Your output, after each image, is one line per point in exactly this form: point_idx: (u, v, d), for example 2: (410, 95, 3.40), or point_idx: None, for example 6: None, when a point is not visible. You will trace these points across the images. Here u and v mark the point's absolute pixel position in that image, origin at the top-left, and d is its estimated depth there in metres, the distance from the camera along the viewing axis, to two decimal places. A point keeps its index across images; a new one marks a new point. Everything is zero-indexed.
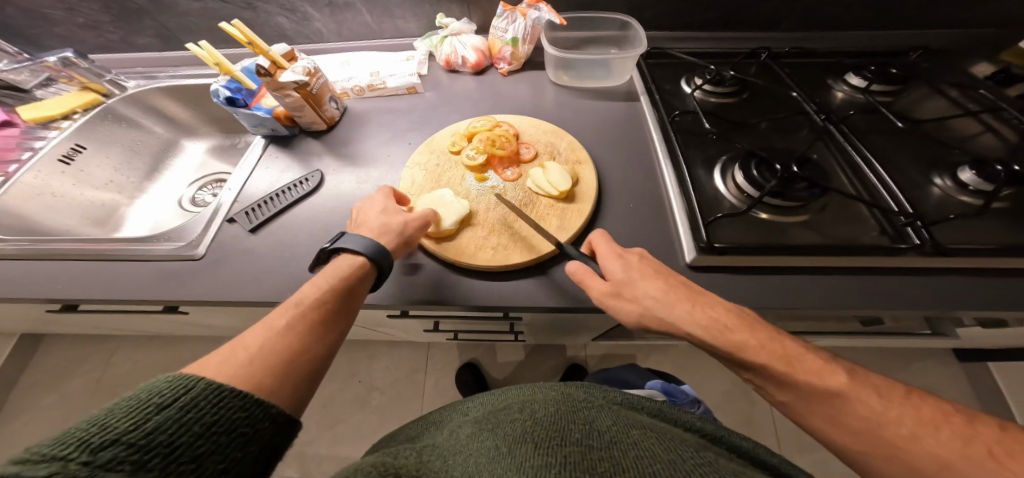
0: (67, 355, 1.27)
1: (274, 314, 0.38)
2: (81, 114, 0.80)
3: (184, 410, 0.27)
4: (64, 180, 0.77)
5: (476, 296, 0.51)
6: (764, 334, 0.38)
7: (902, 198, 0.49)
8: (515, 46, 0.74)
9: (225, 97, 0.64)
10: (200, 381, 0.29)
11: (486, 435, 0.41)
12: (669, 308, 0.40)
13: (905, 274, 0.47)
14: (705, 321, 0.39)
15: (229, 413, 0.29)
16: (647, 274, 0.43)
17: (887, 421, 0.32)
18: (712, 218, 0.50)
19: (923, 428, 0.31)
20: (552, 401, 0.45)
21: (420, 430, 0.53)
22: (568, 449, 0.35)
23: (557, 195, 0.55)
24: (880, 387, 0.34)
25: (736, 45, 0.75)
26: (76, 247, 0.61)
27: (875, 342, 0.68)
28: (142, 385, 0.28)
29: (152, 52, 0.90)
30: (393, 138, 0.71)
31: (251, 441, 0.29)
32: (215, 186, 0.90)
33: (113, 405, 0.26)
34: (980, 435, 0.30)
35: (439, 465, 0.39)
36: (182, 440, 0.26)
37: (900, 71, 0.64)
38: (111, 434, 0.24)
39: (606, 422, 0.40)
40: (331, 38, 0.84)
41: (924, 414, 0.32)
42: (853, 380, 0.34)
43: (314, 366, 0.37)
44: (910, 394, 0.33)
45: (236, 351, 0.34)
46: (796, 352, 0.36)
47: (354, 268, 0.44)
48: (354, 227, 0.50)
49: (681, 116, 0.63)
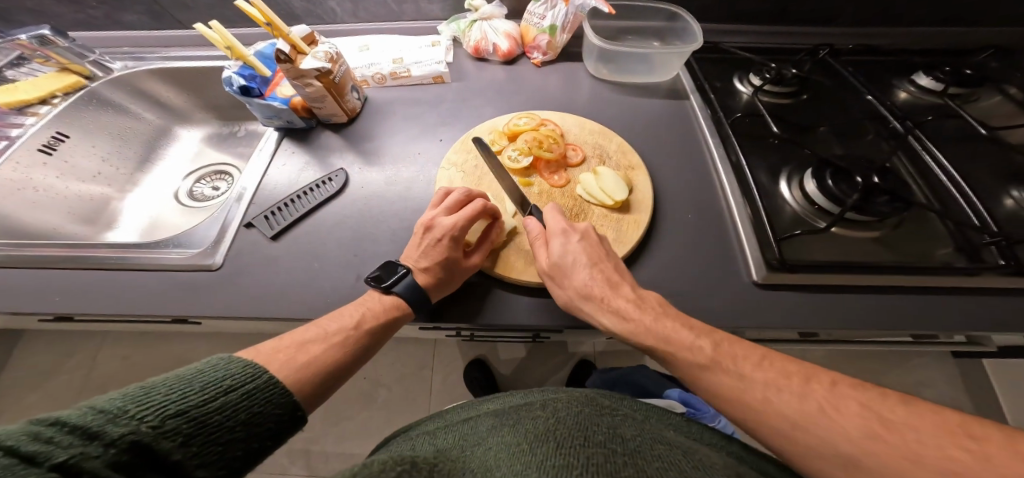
0: (40, 352, 1.18)
1: (332, 319, 0.42)
2: (61, 98, 0.71)
3: (240, 397, 0.31)
4: (47, 172, 0.69)
5: (534, 315, 0.48)
6: (655, 320, 0.39)
7: (985, 215, 0.49)
8: (553, 35, 0.68)
9: (238, 86, 0.59)
10: (264, 373, 0.34)
11: (506, 429, 0.36)
12: (582, 302, 0.43)
13: (990, 294, 0.46)
14: (609, 314, 0.41)
15: (269, 410, 0.32)
16: (565, 266, 0.44)
17: (747, 388, 0.34)
18: (789, 233, 0.48)
19: (771, 389, 0.34)
20: (574, 400, 0.40)
21: (425, 423, 0.45)
22: (590, 451, 0.30)
23: (612, 204, 0.53)
24: (744, 355, 0.36)
25: (787, 40, 0.72)
26: (68, 254, 0.54)
27: (901, 346, 0.63)
28: (222, 361, 0.33)
29: (142, 30, 0.81)
30: (422, 133, 0.65)
31: (271, 438, 0.32)
32: (214, 178, 0.83)
33: (193, 374, 0.30)
34: (815, 392, 0.33)
35: (450, 456, 0.34)
36: (229, 425, 0.29)
37: (974, 72, 0.65)
38: (182, 405, 0.28)
39: (628, 431, 0.35)
40: (346, 19, 0.76)
41: (770, 376, 0.34)
42: (717, 352, 0.37)
43: (339, 377, 0.40)
44: (764, 361, 0.36)
45: (297, 352, 0.37)
46: (677, 333, 0.38)
47: (393, 311, 0.44)
48: (413, 255, 0.47)
49: (742, 119, 0.61)
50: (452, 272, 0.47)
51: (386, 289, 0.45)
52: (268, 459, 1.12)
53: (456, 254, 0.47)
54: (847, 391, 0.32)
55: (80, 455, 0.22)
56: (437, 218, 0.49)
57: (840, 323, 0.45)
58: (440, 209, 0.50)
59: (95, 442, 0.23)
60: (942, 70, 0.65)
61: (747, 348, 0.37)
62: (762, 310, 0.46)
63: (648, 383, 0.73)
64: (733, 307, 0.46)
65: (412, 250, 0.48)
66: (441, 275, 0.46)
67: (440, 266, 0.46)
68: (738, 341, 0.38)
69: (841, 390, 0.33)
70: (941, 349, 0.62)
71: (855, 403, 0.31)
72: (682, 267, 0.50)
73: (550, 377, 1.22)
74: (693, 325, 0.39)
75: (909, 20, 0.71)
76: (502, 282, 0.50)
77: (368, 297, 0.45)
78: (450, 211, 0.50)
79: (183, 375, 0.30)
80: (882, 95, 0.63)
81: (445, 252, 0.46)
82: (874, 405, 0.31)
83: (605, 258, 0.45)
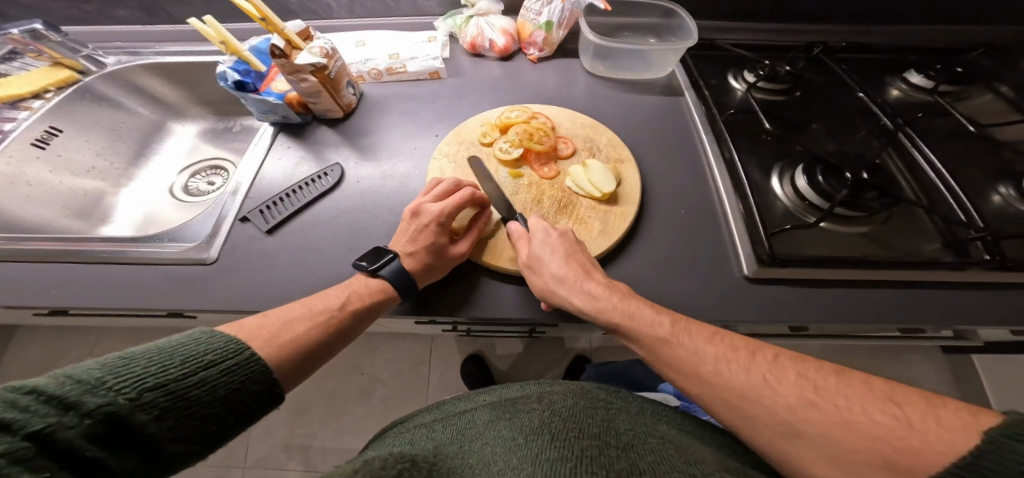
0: (35, 349, 1.18)
1: (318, 298, 0.42)
2: (54, 92, 0.71)
3: (220, 373, 0.31)
4: (40, 167, 0.69)
5: (528, 310, 0.49)
6: (619, 300, 0.41)
7: (972, 211, 0.50)
8: (549, 31, 0.68)
9: (233, 81, 0.59)
10: (247, 350, 0.34)
11: (503, 424, 0.36)
12: (555, 283, 0.43)
13: (977, 290, 0.47)
14: (581, 293, 0.42)
15: (249, 386, 0.33)
16: (541, 252, 0.45)
17: (700, 359, 0.35)
18: (779, 227, 0.49)
19: (721, 362, 0.35)
20: (569, 393, 0.40)
21: (421, 415, 0.45)
22: (585, 443, 0.31)
23: (600, 196, 0.54)
24: (698, 331, 0.38)
25: (781, 37, 0.72)
26: (62, 249, 0.54)
27: (892, 342, 0.63)
28: (205, 335, 0.33)
29: (136, 25, 0.80)
30: (417, 128, 0.65)
31: (249, 415, 0.33)
32: (209, 173, 0.82)
33: (174, 346, 0.31)
34: (759, 365, 0.34)
35: (449, 452, 0.34)
36: (207, 399, 0.30)
37: (965, 70, 0.66)
38: (162, 378, 0.28)
39: (623, 425, 0.36)
40: (342, 15, 0.76)
41: (721, 350, 0.35)
42: (675, 328, 0.38)
43: (322, 357, 0.40)
44: (716, 336, 0.37)
45: (281, 329, 0.38)
46: (638, 310, 0.39)
47: (378, 294, 0.45)
48: (401, 240, 0.48)
49: (736, 115, 0.62)
50: (439, 258, 0.47)
51: (372, 272, 0.45)
52: (265, 455, 1.12)
53: (443, 239, 0.47)
54: (786, 363, 0.34)
55: (55, 425, 0.23)
56: (425, 205, 0.50)
57: (829, 316, 0.46)
58: (428, 197, 0.51)
59: (69, 413, 0.24)
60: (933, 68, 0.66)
61: (702, 327, 0.39)
62: (752, 303, 0.47)
63: (644, 377, 0.74)
64: (724, 300, 0.47)
65: (400, 236, 0.49)
66: (427, 262, 0.46)
67: (426, 252, 0.47)
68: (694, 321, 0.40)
69: (782, 362, 0.34)
70: (928, 344, 0.63)
71: (793, 374, 0.33)
72: (672, 262, 0.50)
73: (546, 372, 1.23)
74: (652, 305, 0.41)
75: (902, 19, 0.72)
76: (492, 271, 0.51)
77: (354, 279, 0.46)
78: (439, 199, 0.51)
79: (166, 347, 0.30)
80: (875, 93, 0.63)
81: (431, 238, 0.47)
82: (811, 376, 0.32)
83: (579, 248, 0.47)
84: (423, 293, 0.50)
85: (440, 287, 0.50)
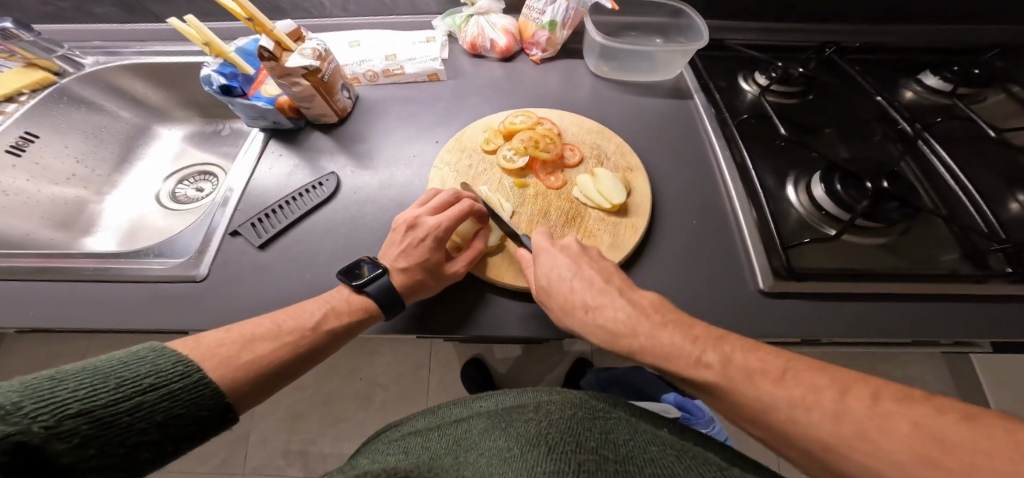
0: (23, 353, 1.14)
1: (289, 313, 0.40)
2: (28, 95, 0.67)
3: (161, 397, 0.29)
4: (17, 175, 0.65)
5: (536, 328, 0.46)
6: (647, 334, 0.36)
7: (993, 221, 0.48)
8: (553, 31, 0.66)
9: (219, 85, 0.56)
10: (197, 372, 0.32)
11: (498, 433, 0.33)
12: (569, 319, 0.40)
13: (1003, 303, 0.46)
14: (599, 329, 0.38)
15: (193, 411, 0.31)
16: (552, 284, 0.42)
17: (769, 405, 0.29)
18: (798, 241, 0.47)
19: (796, 408, 0.28)
20: (568, 402, 0.36)
21: (415, 421, 0.42)
22: (582, 458, 0.27)
23: (610, 208, 0.51)
24: (761, 369, 0.31)
25: (792, 36, 0.70)
26: (39, 266, 0.51)
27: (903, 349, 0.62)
28: (151, 354, 0.31)
29: (115, 23, 0.76)
30: (417, 133, 0.63)
31: (190, 439, 0.31)
32: (198, 179, 0.79)
33: (113, 367, 0.29)
34: (854, 413, 0.26)
35: (442, 463, 0.31)
36: (139, 426, 0.28)
37: (982, 72, 0.64)
38: (88, 404, 0.27)
39: (621, 436, 0.32)
40: (335, 12, 0.73)
41: (795, 393, 0.29)
42: (728, 368, 0.32)
43: (288, 376, 0.38)
44: (785, 374, 0.30)
45: (242, 349, 0.35)
46: (673, 347, 0.34)
47: (361, 313, 0.42)
48: (393, 253, 0.45)
49: (750, 120, 0.59)
50: (434, 274, 0.45)
51: (358, 287, 0.43)
52: (262, 462, 1.10)
53: (438, 256, 0.45)
54: (890, 407, 0.26)
55: None
56: (421, 217, 0.47)
57: (851, 332, 0.44)
58: (425, 208, 0.48)
59: None
60: (951, 69, 0.64)
61: (765, 361, 0.32)
62: (772, 320, 0.45)
63: (646, 385, 0.73)
64: (743, 317, 0.45)
65: (392, 249, 0.46)
66: (421, 279, 0.44)
67: (421, 266, 0.44)
68: (753, 351, 0.33)
69: (885, 406, 0.26)
70: (937, 350, 0.63)
71: (905, 423, 0.25)
72: (687, 275, 0.48)
73: (547, 375, 1.22)
74: (694, 335, 0.35)
75: (913, 19, 0.70)
76: (496, 287, 0.49)
77: (336, 292, 0.44)
78: (436, 210, 0.48)
79: (102, 367, 0.29)
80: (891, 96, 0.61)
81: (427, 252, 0.45)
82: (931, 424, 0.24)
83: (591, 267, 0.43)
84: (427, 308, 0.47)
85: (444, 304, 0.48)
